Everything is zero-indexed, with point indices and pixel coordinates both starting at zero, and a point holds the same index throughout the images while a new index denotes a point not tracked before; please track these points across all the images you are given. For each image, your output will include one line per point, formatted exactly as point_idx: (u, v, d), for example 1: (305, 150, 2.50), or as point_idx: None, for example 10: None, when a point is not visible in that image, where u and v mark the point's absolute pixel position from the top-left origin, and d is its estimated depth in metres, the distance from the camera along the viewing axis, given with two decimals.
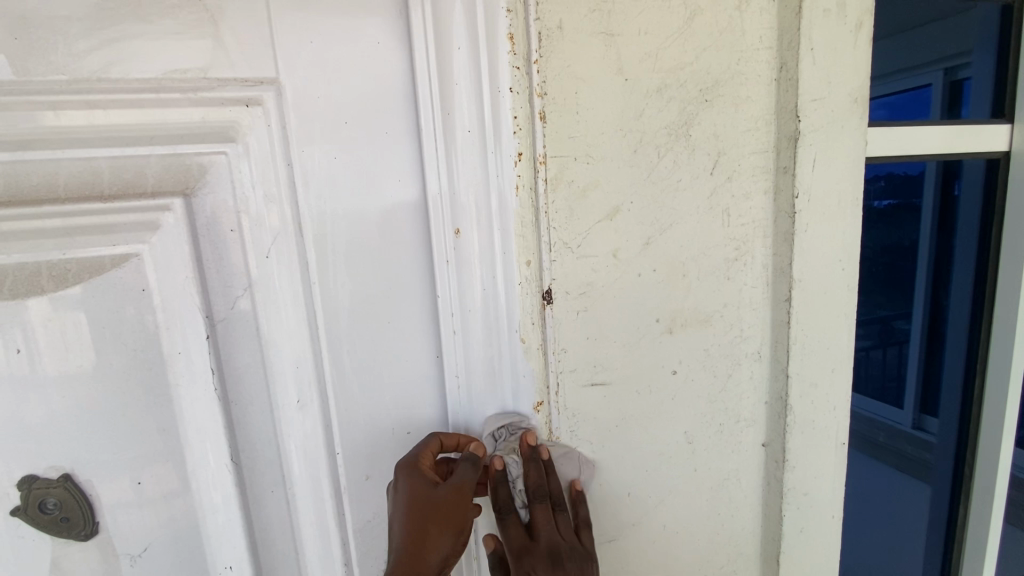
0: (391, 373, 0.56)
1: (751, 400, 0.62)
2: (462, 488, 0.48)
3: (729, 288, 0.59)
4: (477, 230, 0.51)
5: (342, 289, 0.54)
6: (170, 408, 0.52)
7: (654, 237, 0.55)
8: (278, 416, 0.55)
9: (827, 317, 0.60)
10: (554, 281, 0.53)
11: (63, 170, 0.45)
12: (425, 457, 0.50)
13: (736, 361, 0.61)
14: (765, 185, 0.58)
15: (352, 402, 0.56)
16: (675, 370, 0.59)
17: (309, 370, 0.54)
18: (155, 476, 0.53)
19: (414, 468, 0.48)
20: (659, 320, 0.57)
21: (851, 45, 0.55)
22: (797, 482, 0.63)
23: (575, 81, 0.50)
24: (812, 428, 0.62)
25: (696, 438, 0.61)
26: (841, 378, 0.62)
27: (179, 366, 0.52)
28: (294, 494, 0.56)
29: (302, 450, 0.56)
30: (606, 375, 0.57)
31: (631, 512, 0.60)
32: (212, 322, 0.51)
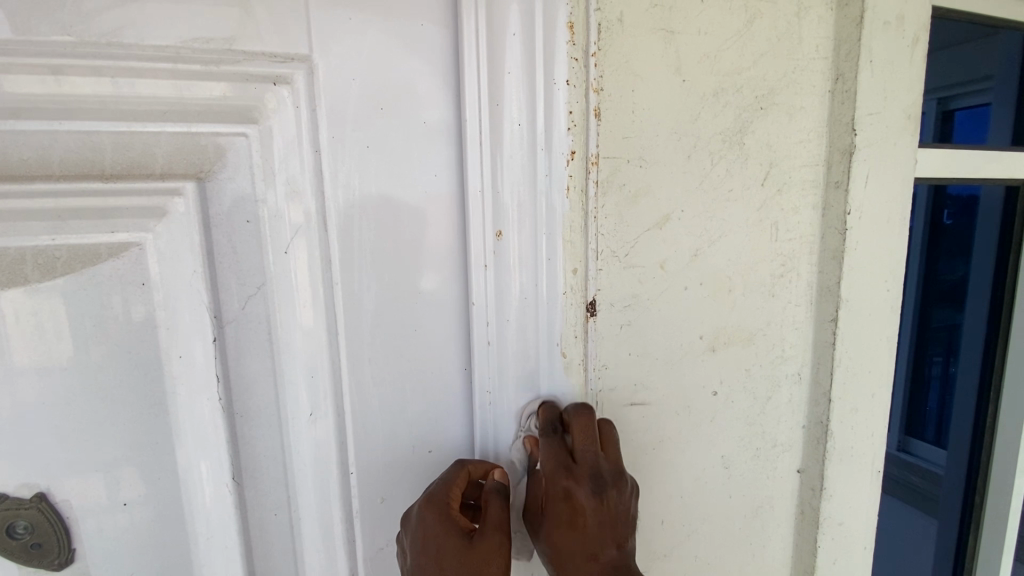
0: (415, 384, 0.52)
1: (789, 424, 0.59)
2: (496, 540, 0.45)
3: (773, 305, 0.56)
4: (521, 232, 0.47)
5: (367, 290, 0.49)
6: (166, 419, 0.46)
7: (702, 249, 0.52)
8: (286, 431, 0.49)
9: (870, 339, 0.58)
10: (599, 291, 0.49)
11: (60, 145, 0.40)
12: (454, 498, 0.46)
13: (776, 383, 0.58)
14: (814, 200, 0.56)
15: (370, 416, 0.51)
16: (715, 391, 0.55)
17: (326, 380, 0.49)
18: (143, 497, 0.47)
19: (443, 516, 0.45)
20: (702, 338, 0.54)
21: (907, 60, 0.53)
22: (833, 510, 0.60)
23: (633, 80, 0.47)
24: (850, 454, 0.59)
25: (732, 464, 0.58)
26: (880, 403, 0.60)
27: (180, 372, 0.46)
28: (300, 518, 0.51)
29: (312, 470, 0.50)
30: (646, 395, 0.53)
31: (664, 542, 0.56)
32: (220, 323, 0.46)
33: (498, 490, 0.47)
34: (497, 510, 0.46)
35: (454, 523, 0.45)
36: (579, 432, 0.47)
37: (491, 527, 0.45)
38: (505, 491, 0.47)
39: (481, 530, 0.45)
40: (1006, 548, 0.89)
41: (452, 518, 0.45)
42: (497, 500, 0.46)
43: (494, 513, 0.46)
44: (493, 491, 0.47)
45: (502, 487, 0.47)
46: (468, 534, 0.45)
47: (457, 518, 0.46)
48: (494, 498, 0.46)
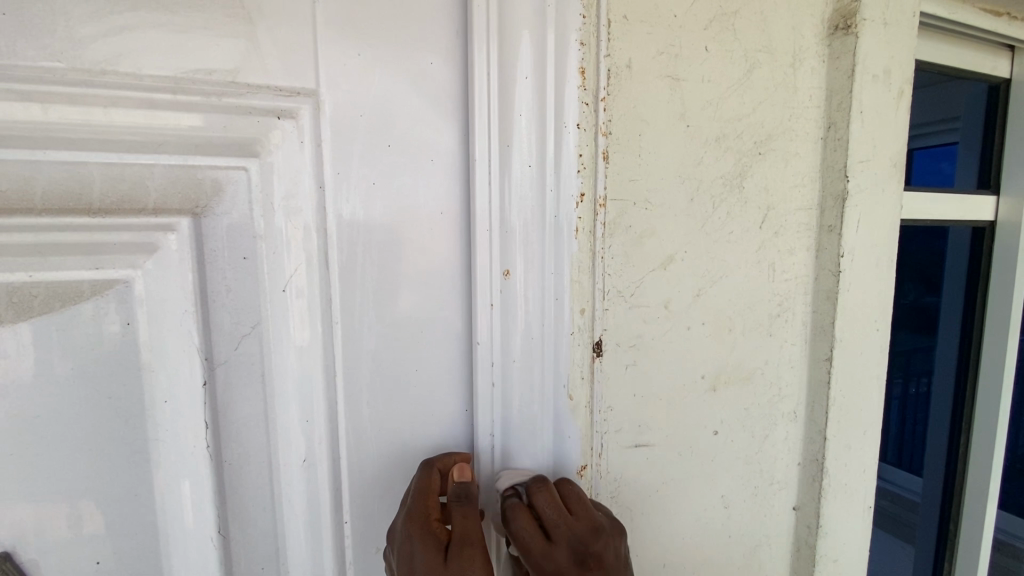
0: (415, 425, 0.50)
1: (785, 461, 0.60)
2: (476, 553, 0.40)
3: (771, 344, 0.57)
4: (530, 272, 0.46)
5: (369, 330, 0.47)
6: (147, 468, 0.43)
7: (705, 289, 0.53)
8: (278, 478, 0.46)
9: (861, 378, 0.59)
10: (606, 331, 0.49)
11: (43, 176, 0.37)
12: (427, 505, 0.43)
13: (773, 421, 0.58)
14: (808, 242, 0.57)
15: (367, 460, 0.48)
16: (716, 431, 0.55)
17: (322, 423, 0.46)
18: (118, 553, 0.43)
19: (422, 528, 0.41)
20: (704, 377, 0.54)
21: (892, 112, 0.56)
22: (828, 548, 0.60)
23: (640, 123, 0.48)
24: (845, 492, 0.60)
25: (732, 503, 0.58)
26: (871, 440, 0.61)
27: (164, 418, 0.43)
28: (288, 571, 0.48)
29: (303, 519, 0.47)
30: (651, 436, 0.52)
31: None
32: (211, 366, 0.43)
33: (459, 496, 0.45)
34: (461, 519, 0.43)
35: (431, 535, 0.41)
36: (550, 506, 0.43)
37: (462, 540, 0.41)
38: (467, 497, 0.44)
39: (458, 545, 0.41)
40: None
41: (429, 530, 0.41)
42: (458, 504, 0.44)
43: (460, 520, 0.42)
44: (455, 497, 0.44)
45: (463, 491, 0.45)
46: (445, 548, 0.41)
47: (435, 527, 0.42)
48: (459, 506, 0.43)
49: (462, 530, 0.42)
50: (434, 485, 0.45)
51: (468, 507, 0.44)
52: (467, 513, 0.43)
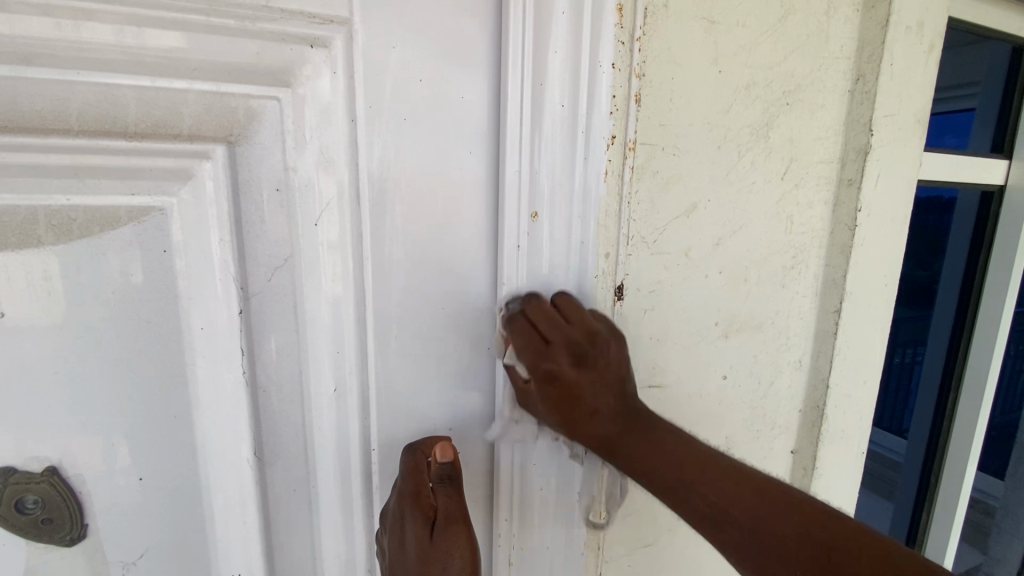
0: (439, 360, 0.52)
1: (788, 408, 0.62)
2: (457, 531, 0.48)
3: (783, 295, 0.59)
4: (558, 214, 0.47)
5: (397, 265, 0.48)
6: (185, 391, 0.45)
7: (724, 238, 0.54)
8: (309, 405, 0.48)
9: (866, 330, 0.61)
10: (627, 275, 0.50)
11: (77, 97, 0.36)
12: (417, 485, 0.48)
13: (779, 369, 0.60)
14: (826, 196, 0.58)
15: (394, 391, 0.50)
16: (724, 375, 0.58)
17: (352, 354, 0.48)
18: (159, 471, 0.46)
19: (416, 507, 0.47)
20: (717, 324, 0.56)
21: (920, 67, 0.56)
22: (821, 487, 0.64)
23: (673, 66, 0.47)
24: (841, 437, 0.63)
25: (734, 443, 0.61)
26: (870, 390, 0.64)
27: (201, 344, 0.44)
28: (318, 492, 0.50)
29: (334, 445, 0.49)
30: (664, 378, 0.55)
31: None
32: (246, 295, 0.44)
33: (442, 477, 0.49)
34: (444, 499, 0.48)
35: (421, 515, 0.47)
36: (543, 319, 0.46)
37: (446, 518, 0.48)
38: (450, 479, 0.49)
39: (443, 524, 0.48)
40: (955, 527, 0.99)
41: (420, 510, 0.47)
42: (439, 484, 0.49)
43: (442, 499, 0.48)
44: (439, 479, 0.49)
45: (446, 472, 0.49)
46: (431, 526, 0.47)
47: (425, 505, 0.47)
48: (442, 488, 0.49)
49: (445, 510, 0.48)
50: (421, 467, 0.48)
51: (450, 488, 0.49)
52: (449, 493, 0.49)
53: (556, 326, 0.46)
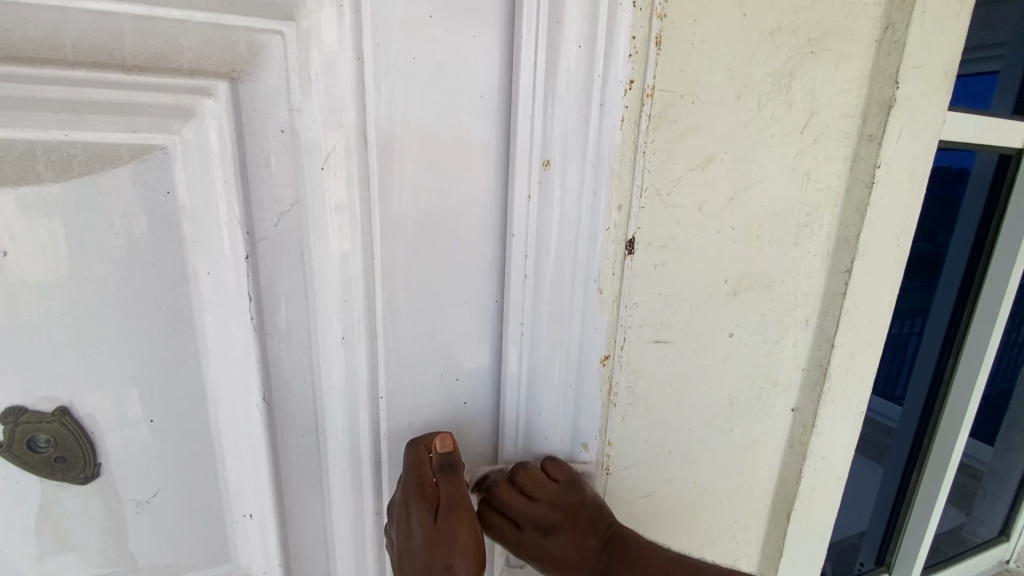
0: (447, 312, 0.51)
1: (792, 366, 0.63)
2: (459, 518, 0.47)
3: (794, 254, 0.58)
4: (571, 164, 0.45)
5: (406, 214, 0.47)
6: (193, 335, 0.45)
7: (739, 193, 0.53)
8: (317, 353, 0.48)
9: (875, 291, 0.61)
10: (639, 229, 0.49)
11: (71, 26, 0.34)
12: (419, 475, 0.47)
13: (786, 328, 0.60)
14: (845, 152, 0.56)
15: (401, 343, 0.50)
16: (731, 333, 0.58)
17: (359, 303, 0.47)
18: (170, 413, 0.46)
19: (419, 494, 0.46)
20: (727, 281, 0.55)
21: (953, 17, 0.54)
22: (819, 445, 0.65)
23: (697, 8, 0.45)
24: (843, 395, 0.64)
25: (737, 400, 0.61)
26: (874, 351, 0.64)
27: (208, 288, 0.44)
28: (327, 438, 0.51)
29: (341, 394, 0.50)
30: (671, 333, 0.55)
31: (669, 467, 0.60)
32: (252, 240, 0.44)
33: (443, 466, 0.49)
34: (447, 486, 0.48)
35: (426, 502, 0.46)
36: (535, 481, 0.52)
37: (449, 504, 0.48)
38: (452, 467, 0.49)
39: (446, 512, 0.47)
40: (942, 487, 0.99)
41: (424, 497, 0.46)
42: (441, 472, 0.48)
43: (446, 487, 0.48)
44: (440, 469, 0.48)
45: (446, 462, 0.49)
46: (434, 514, 0.46)
47: (428, 493, 0.47)
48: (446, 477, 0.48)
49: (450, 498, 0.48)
50: (422, 458, 0.48)
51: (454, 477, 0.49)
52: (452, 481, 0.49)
53: (541, 492, 0.52)
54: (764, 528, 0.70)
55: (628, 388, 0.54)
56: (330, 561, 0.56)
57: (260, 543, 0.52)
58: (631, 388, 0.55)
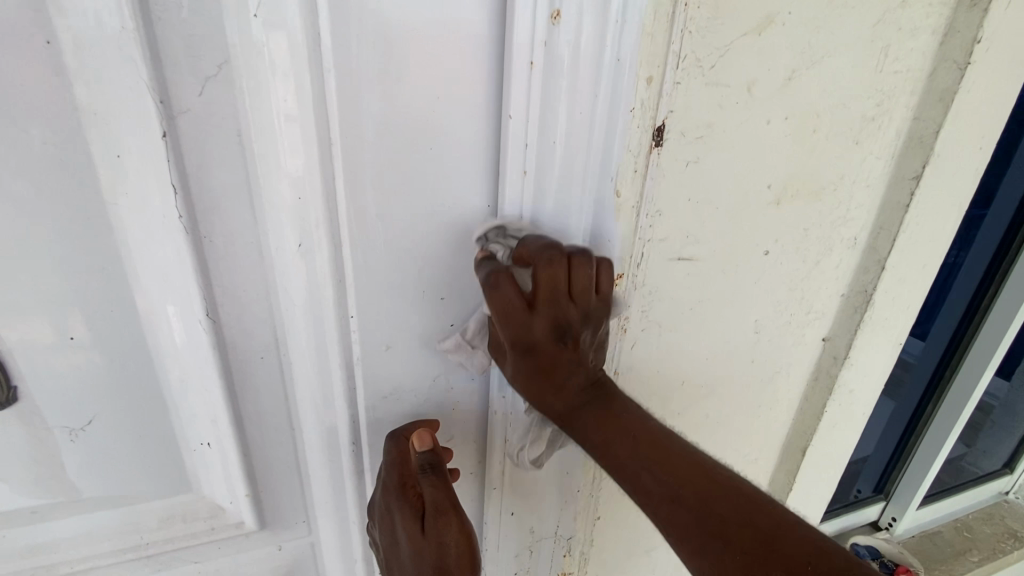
0: (428, 218, 0.42)
1: (830, 291, 0.54)
2: (448, 520, 0.45)
3: (854, 156, 0.47)
4: (588, 18, 0.34)
5: (372, 86, 0.36)
6: (110, 236, 0.36)
7: (799, 72, 0.41)
8: (269, 261, 0.40)
9: (941, 204, 0.51)
10: (671, 114, 0.39)
11: None
12: (400, 475, 0.45)
13: (830, 246, 0.51)
14: (937, 23, 0.44)
15: (372, 254, 0.41)
16: (767, 251, 0.49)
17: (316, 204, 0.38)
18: (96, 330, 0.39)
19: (401, 497, 0.45)
20: (770, 187, 0.46)
21: None
22: (849, 379, 0.58)
23: None
24: (883, 325, 0.56)
25: (764, 328, 0.53)
26: (927, 276, 0.55)
27: (119, 177, 0.35)
28: (290, 360, 0.44)
29: (302, 312, 0.42)
30: (698, 249, 0.46)
31: (680, 399, 0.54)
32: (171, 112, 0.34)
33: (425, 467, 0.46)
34: (431, 489, 0.45)
35: (409, 506, 0.44)
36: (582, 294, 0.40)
37: (436, 508, 0.45)
38: (434, 467, 0.46)
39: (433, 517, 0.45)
40: (956, 424, 0.95)
41: (405, 501, 0.45)
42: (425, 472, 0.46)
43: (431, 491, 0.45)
44: (421, 471, 0.46)
45: (427, 463, 0.46)
46: (420, 519, 0.45)
47: (411, 496, 0.45)
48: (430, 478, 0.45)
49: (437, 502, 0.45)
50: (403, 457, 0.46)
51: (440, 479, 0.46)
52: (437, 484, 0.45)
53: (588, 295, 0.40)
54: (775, 462, 0.65)
55: (642, 312, 0.46)
56: (303, 489, 0.51)
57: (222, 472, 0.46)
58: (646, 312, 0.46)
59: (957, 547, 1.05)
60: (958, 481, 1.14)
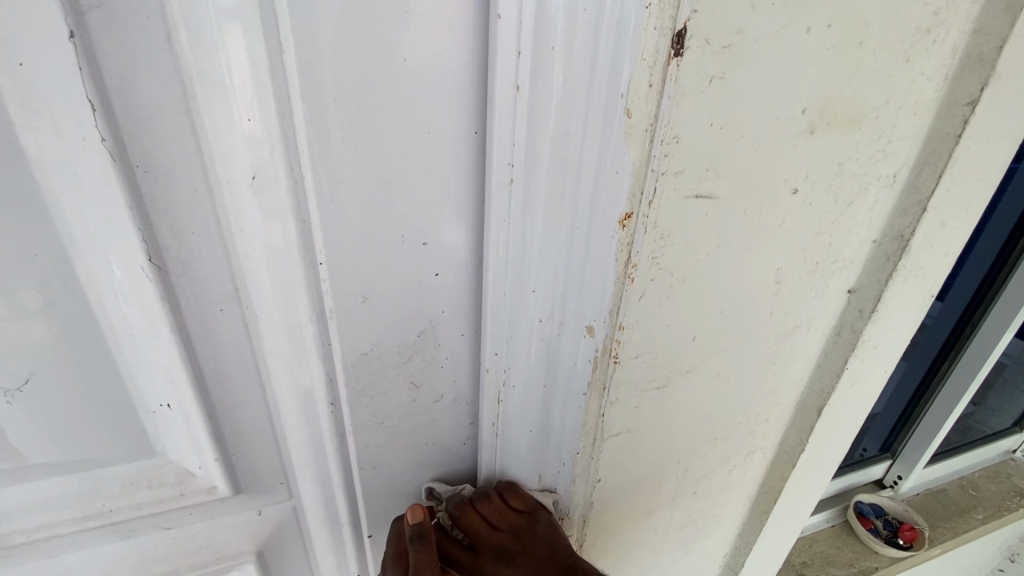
0: (403, 147, 0.35)
1: (861, 237, 0.48)
2: None
3: (902, 76, 0.41)
4: None
5: None
6: (23, 166, 0.30)
7: None
8: (221, 198, 0.35)
9: (995, 136, 0.45)
10: (696, 14, 0.31)
11: None
12: (399, 549, 0.47)
13: (865, 185, 0.45)
14: None
15: (341, 190, 0.35)
16: (795, 189, 0.43)
17: (269, 128, 0.32)
18: (22, 279, 0.33)
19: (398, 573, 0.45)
20: (804, 112, 0.39)
21: None
22: (874, 334, 0.53)
23: None
24: (916, 275, 0.51)
25: (785, 278, 0.48)
26: (970, 220, 0.49)
27: (22, 89, 0.28)
28: (254, 313, 0.39)
29: (263, 258, 0.37)
30: (718, 186, 0.40)
31: (689, 356, 0.49)
32: (77, 7, 0.27)
33: (415, 535, 0.45)
34: (418, 554, 0.43)
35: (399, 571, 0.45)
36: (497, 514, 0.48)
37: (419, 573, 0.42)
38: (423, 535, 0.44)
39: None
40: (972, 383, 0.91)
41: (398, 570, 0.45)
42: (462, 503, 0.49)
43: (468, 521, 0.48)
44: (410, 538, 0.44)
45: (416, 532, 0.45)
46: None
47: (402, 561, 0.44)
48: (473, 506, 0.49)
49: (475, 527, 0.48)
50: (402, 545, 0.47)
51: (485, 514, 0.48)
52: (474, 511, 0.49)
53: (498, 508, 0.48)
54: (786, 422, 0.61)
55: (652, 259, 0.41)
56: (280, 453, 0.47)
57: (188, 436, 0.42)
58: (656, 260, 0.41)
59: (962, 505, 1.03)
60: (966, 439, 1.11)
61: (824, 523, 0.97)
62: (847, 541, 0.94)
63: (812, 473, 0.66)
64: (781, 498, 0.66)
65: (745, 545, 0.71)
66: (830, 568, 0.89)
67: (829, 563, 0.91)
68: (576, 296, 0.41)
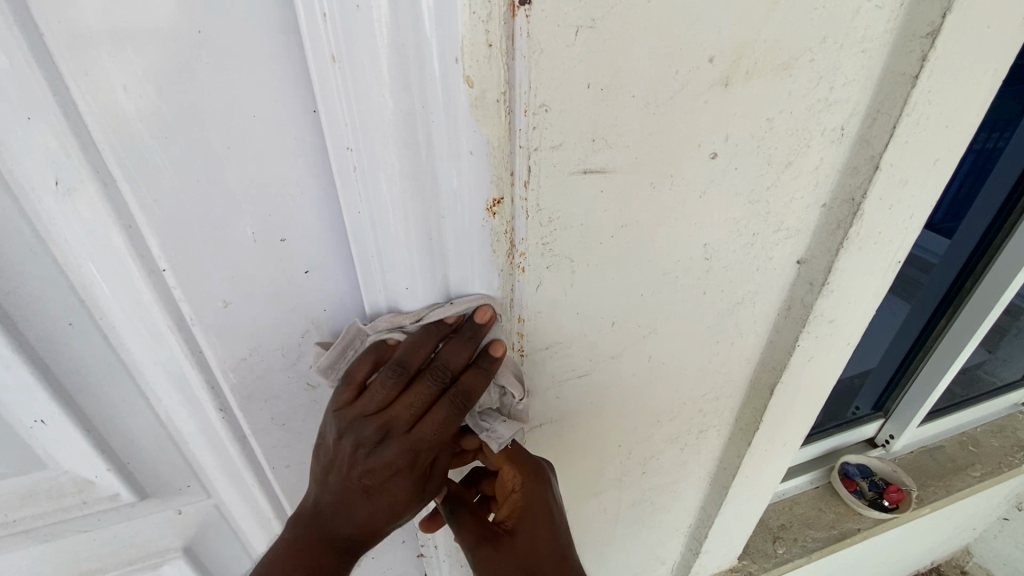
0: (227, 137, 0.31)
1: (806, 200, 0.42)
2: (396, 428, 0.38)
3: (840, 6, 0.33)
4: None
5: None
6: None
7: None
8: (33, 205, 0.32)
9: (967, 73, 0.37)
10: None
11: None
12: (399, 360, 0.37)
13: (805, 141, 0.39)
14: None
15: (162, 191, 0.31)
16: (714, 153, 0.36)
17: (54, 127, 0.28)
18: None
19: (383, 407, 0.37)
20: (712, 62, 0.32)
21: None
22: (828, 308, 0.48)
23: None
24: (875, 240, 0.44)
25: (716, 253, 0.42)
26: (939, 175, 0.42)
27: None
28: (112, 321, 0.37)
29: (99, 266, 0.34)
30: (612, 158, 0.34)
31: (611, 342, 0.44)
32: None
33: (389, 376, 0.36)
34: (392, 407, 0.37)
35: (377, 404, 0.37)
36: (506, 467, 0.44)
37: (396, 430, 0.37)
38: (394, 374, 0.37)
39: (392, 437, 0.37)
40: (972, 339, 0.81)
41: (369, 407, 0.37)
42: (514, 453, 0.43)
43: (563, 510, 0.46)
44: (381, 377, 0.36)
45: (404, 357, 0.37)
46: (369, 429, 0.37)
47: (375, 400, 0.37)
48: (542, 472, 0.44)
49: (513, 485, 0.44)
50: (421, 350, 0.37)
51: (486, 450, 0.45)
52: (517, 476, 0.44)
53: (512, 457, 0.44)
54: (739, 398, 0.57)
55: (543, 245, 0.35)
56: (185, 455, 0.46)
57: (73, 448, 0.41)
58: (548, 245, 0.36)
59: (959, 462, 0.99)
60: (970, 393, 1.05)
61: (808, 485, 0.94)
62: (830, 502, 0.91)
63: (774, 448, 0.62)
64: (741, 474, 0.63)
65: (707, 517, 0.69)
66: (808, 531, 0.88)
67: (808, 525, 0.89)
68: (460, 289, 0.37)
